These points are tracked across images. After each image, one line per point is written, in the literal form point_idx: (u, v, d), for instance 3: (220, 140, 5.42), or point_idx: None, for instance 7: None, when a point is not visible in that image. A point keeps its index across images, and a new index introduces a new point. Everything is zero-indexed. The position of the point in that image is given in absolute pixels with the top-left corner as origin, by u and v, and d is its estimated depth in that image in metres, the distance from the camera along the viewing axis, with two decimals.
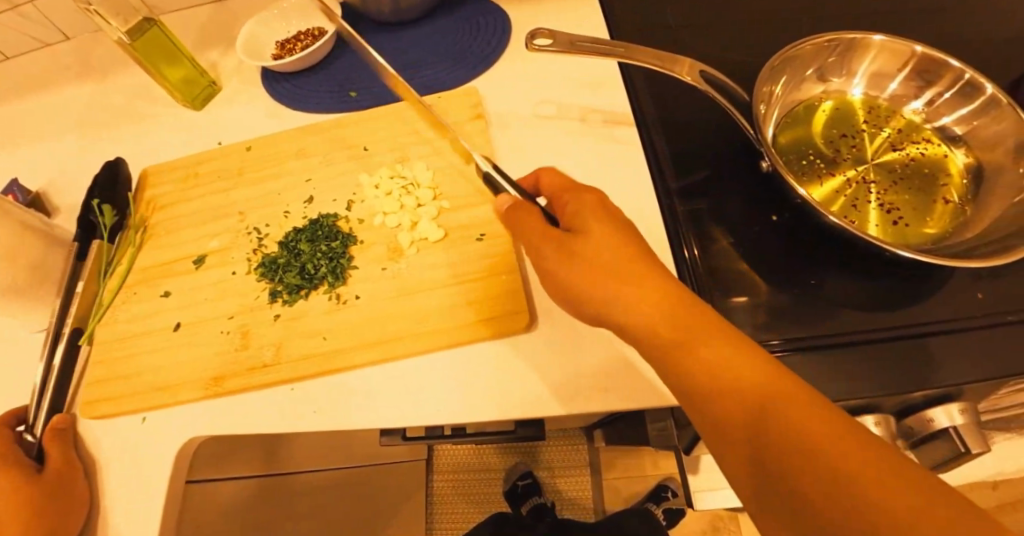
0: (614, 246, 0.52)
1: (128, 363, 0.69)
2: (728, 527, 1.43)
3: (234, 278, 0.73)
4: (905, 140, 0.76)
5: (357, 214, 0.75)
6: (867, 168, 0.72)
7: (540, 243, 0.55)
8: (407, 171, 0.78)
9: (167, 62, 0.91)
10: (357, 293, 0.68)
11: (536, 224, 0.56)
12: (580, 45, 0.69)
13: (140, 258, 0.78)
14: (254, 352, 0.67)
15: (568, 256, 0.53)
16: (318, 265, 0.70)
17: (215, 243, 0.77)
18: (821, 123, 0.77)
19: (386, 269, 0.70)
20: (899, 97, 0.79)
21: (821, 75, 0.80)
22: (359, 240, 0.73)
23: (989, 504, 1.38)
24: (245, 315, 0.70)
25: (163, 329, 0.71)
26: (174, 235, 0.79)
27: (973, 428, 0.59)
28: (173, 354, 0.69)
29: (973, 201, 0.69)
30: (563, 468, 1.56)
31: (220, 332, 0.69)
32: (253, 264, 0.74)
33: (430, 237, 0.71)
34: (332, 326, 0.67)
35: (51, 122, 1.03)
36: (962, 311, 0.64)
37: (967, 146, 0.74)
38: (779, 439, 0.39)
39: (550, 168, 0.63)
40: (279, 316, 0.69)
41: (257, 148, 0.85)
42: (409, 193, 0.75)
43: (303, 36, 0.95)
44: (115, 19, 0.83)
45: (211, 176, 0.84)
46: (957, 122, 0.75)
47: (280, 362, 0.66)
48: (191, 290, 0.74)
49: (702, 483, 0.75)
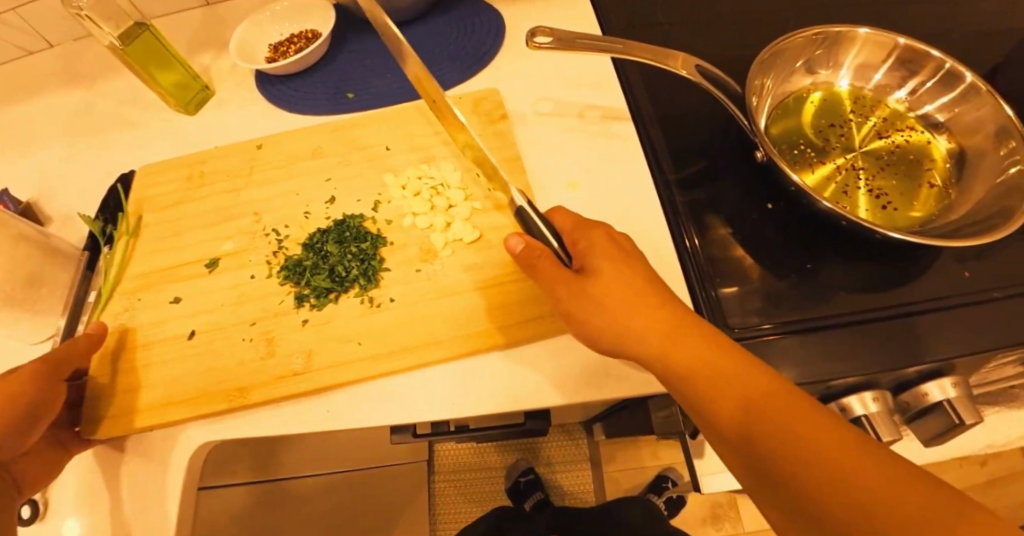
0: (623, 288, 0.56)
1: (148, 371, 0.69)
2: (728, 513, 1.45)
3: (252, 282, 0.73)
4: (890, 128, 0.79)
5: (384, 216, 0.76)
6: (856, 155, 0.75)
7: (559, 289, 0.57)
8: (434, 172, 0.79)
9: (160, 67, 0.91)
10: (391, 296, 0.69)
11: (550, 267, 0.57)
12: (578, 42, 0.70)
13: (148, 261, 0.78)
14: (283, 360, 0.67)
15: (592, 301, 0.56)
16: (350, 267, 0.70)
17: (233, 247, 0.77)
18: (811, 114, 0.80)
19: (420, 271, 0.70)
20: (884, 87, 0.82)
21: (809, 67, 0.82)
22: (390, 242, 0.73)
23: (978, 480, 1.44)
24: (268, 321, 0.70)
25: (177, 337, 0.71)
26: (183, 237, 0.79)
27: (964, 400, 0.62)
28: (193, 362, 0.68)
29: (957, 184, 0.72)
30: (564, 464, 1.57)
31: (242, 339, 0.69)
32: (274, 268, 0.74)
33: (464, 239, 0.72)
34: (367, 329, 0.67)
35: (38, 131, 1.02)
36: (951, 289, 0.66)
37: (949, 132, 0.77)
38: (782, 450, 0.44)
39: (561, 208, 0.65)
40: (306, 322, 0.69)
41: (268, 147, 0.85)
42: (439, 194, 0.77)
43: (297, 38, 0.95)
44: (107, 24, 0.82)
45: (217, 176, 0.84)
46: (939, 110, 0.78)
47: (310, 370, 0.66)
48: (204, 296, 0.73)
49: (707, 465, 0.77)
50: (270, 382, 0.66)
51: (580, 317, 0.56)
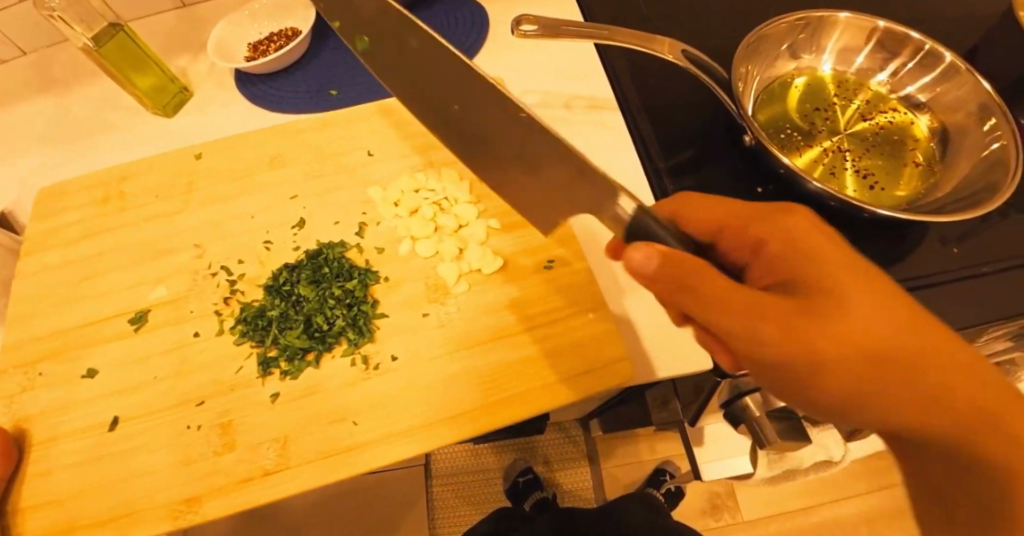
0: (852, 298, 0.39)
1: (69, 477, 0.59)
2: (727, 503, 1.45)
3: (196, 341, 0.65)
4: (874, 110, 0.80)
5: (373, 242, 0.71)
6: (841, 138, 0.75)
7: (746, 312, 0.39)
8: (434, 184, 0.75)
9: (135, 69, 0.88)
10: (392, 353, 0.63)
11: (724, 283, 0.40)
12: (562, 30, 0.69)
13: (89, 315, 0.68)
14: (246, 455, 0.58)
15: (800, 324, 0.38)
16: (336, 316, 0.64)
17: (170, 292, 0.69)
18: (796, 99, 0.80)
19: (428, 315, 0.65)
20: (866, 70, 0.83)
21: (793, 52, 0.83)
22: (382, 277, 0.68)
23: None
24: (223, 399, 0.62)
25: (98, 427, 0.62)
26: (124, 274, 0.72)
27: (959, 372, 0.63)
28: (149, 451, 0.60)
29: (941, 162, 0.73)
30: (562, 461, 1.55)
31: (189, 428, 0.61)
32: (224, 321, 0.66)
33: (483, 268, 0.67)
34: (360, 398, 0.60)
35: (11, 140, 0.99)
36: (940, 266, 0.67)
37: (931, 112, 0.78)
38: None
39: (691, 201, 0.53)
40: (276, 398, 0.61)
41: (208, 156, 0.79)
42: (442, 211, 0.73)
43: (276, 36, 0.93)
44: (79, 25, 0.81)
45: (142, 197, 0.77)
46: (921, 90, 0.79)
47: (289, 466, 0.57)
48: (135, 355, 0.65)
49: (707, 453, 0.78)
50: (232, 486, 0.57)
51: (786, 348, 0.38)
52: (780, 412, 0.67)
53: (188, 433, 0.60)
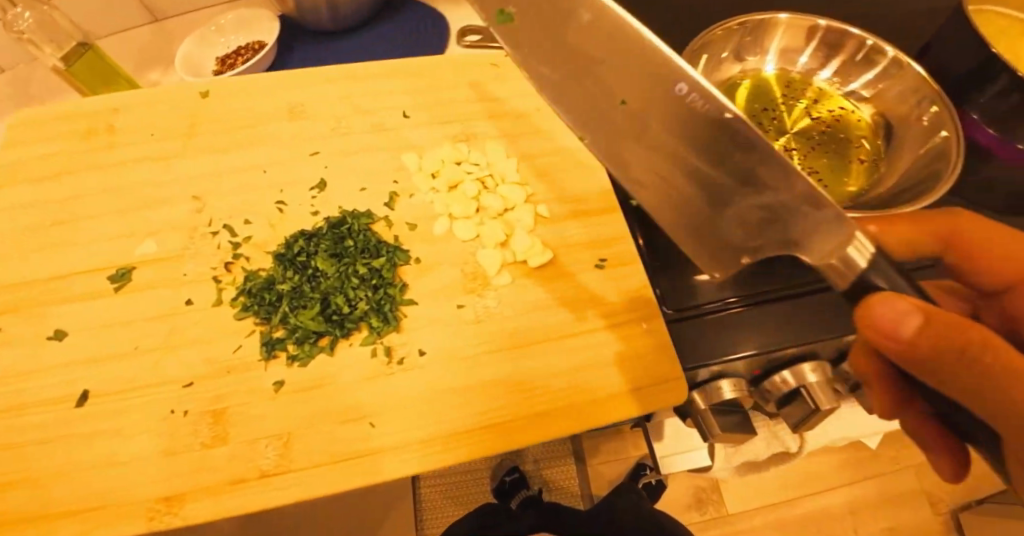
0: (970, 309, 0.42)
1: (42, 452, 0.58)
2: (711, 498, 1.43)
3: (189, 310, 0.65)
4: (819, 109, 0.82)
5: (405, 217, 0.73)
6: (788, 138, 0.77)
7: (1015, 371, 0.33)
8: (476, 158, 0.78)
9: (106, 86, 0.91)
10: (421, 348, 0.64)
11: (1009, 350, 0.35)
12: None
13: (68, 274, 0.68)
14: (233, 450, 0.58)
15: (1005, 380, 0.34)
16: (363, 297, 0.65)
17: (165, 249, 0.69)
18: (743, 101, 0.82)
19: (464, 307, 0.67)
20: (810, 69, 0.85)
21: (737, 54, 0.84)
22: (414, 257, 0.70)
23: None
24: (207, 385, 0.61)
25: (68, 401, 0.61)
26: (107, 226, 0.71)
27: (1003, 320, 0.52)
28: (130, 434, 0.58)
29: (885, 156, 0.75)
30: (548, 460, 1.57)
31: (165, 416, 0.60)
32: (224, 292, 0.67)
33: (531, 260, 0.70)
34: (376, 396, 0.61)
35: None
36: None
37: (874, 106, 0.80)
38: None
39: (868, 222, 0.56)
40: (281, 387, 0.61)
41: (213, 97, 0.80)
42: (486, 192, 0.75)
43: (243, 50, 0.95)
44: (48, 47, 0.83)
45: (131, 133, 0.78)
46: (864, 86, 0.81)
47: (286, 470, 0.57)
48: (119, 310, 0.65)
49: (667, 448, 0.79)
50: (224, 486, 0.56)
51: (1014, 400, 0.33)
52: (725, 405, 0.60)
53: (173, 418, 0.59)
